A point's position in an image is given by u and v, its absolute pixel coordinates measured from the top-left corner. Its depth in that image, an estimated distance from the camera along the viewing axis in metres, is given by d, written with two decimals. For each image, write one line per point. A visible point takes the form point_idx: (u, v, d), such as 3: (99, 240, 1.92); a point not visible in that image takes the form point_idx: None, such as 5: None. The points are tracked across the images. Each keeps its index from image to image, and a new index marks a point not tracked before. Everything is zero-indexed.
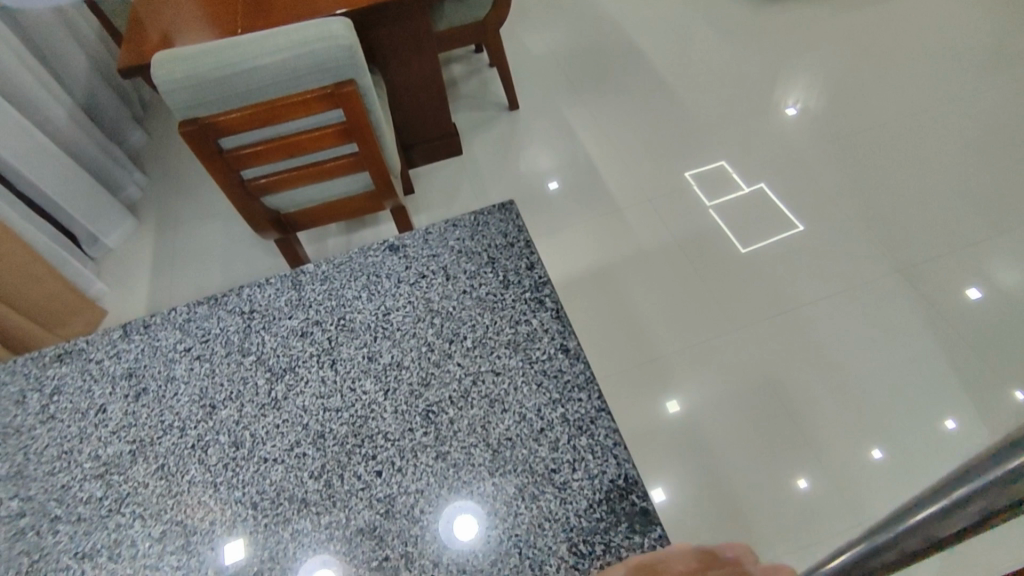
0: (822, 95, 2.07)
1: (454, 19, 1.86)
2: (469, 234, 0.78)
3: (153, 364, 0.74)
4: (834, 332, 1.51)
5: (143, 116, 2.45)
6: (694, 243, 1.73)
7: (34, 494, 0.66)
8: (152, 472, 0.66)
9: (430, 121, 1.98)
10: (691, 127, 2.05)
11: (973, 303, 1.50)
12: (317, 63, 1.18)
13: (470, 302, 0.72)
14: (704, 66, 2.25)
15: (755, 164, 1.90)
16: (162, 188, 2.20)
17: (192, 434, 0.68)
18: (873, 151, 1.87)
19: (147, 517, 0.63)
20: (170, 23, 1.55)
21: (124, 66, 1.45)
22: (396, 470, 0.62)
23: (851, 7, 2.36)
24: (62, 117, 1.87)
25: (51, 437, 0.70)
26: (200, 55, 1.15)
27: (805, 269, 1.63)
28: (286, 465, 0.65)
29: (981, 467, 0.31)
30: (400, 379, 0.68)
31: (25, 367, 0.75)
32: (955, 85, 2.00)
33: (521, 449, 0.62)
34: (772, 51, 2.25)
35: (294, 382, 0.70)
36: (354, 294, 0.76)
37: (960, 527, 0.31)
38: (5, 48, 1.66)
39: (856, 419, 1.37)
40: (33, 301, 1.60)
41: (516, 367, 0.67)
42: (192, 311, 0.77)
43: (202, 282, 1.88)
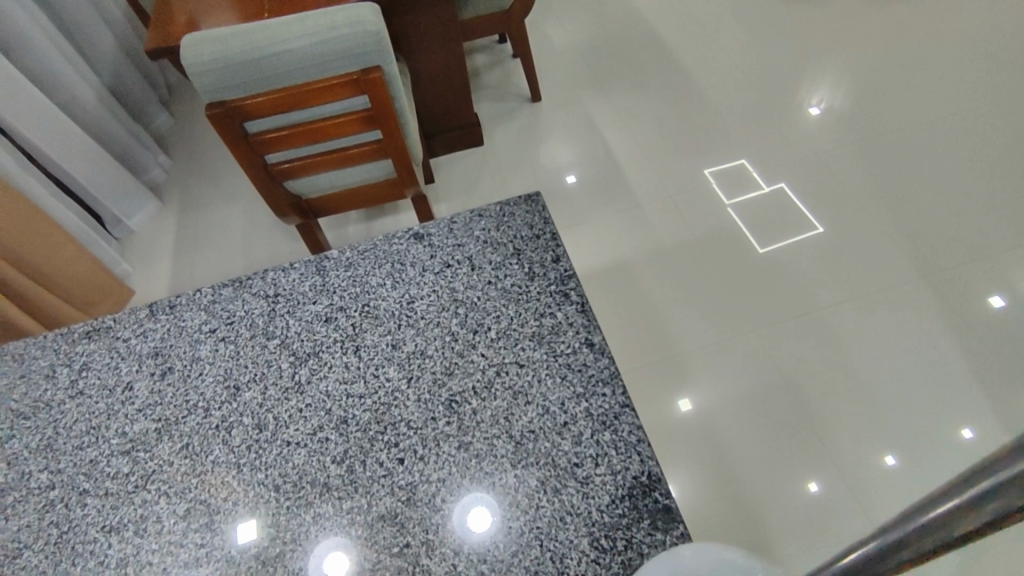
0: (848, 95, 2.03)
1: (480, 8, 1.84)
2: (494, 225, 0.78)
3: (178, 344, 0.75)
4: (853, 336, 1.49)
5: (168, 98, 2.47)
6: (713, 242, 1.72)
7: (63, 467, 0.67)
8: (177, 451, 0.67)
9: (451, 110, 1.97)
10: (714, 124, 2.02)
11: (996, 312, 1.47)
12: (344, 49, 1.18)
13: (494, 293, 0.72)
14: (728, 62, 2.22)
15: (777, 164, 1.87)
16: (184, 170, 2.22)
17: (216, 415, 0.69)
18: (899, 153, 1.83)
19: (172, 495, 0.64)
20: (197, 6, 1.55)
21: (152, 48, 1.46)
22: (418, 458, 0.63)
23: (880, 5, 2.31)
24: (89, 97, 1.89)
25: (79, 412, 0.71)
26: (227, 38, 1.15)
27: (826, 270, 1.61)
28: (309, 449, 0.65)
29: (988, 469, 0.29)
30: (423, 368, 0.69)
31: (55, 343, 0.77)
32: (985, 87, 1.96)
33: (543, 442, 0.62)
34: (798, 49, 2.21)
35: (318, 367, 0.71)
36: (378, 281, 0.76)
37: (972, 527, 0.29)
38: (35, 27, 1.68)
39: (873, 424, 1.35)
40: (67, 281, 1.65)
41: (540, 359, 0.67)
42: (217, 293, 0.78)
43: (223, 266, 1.90)
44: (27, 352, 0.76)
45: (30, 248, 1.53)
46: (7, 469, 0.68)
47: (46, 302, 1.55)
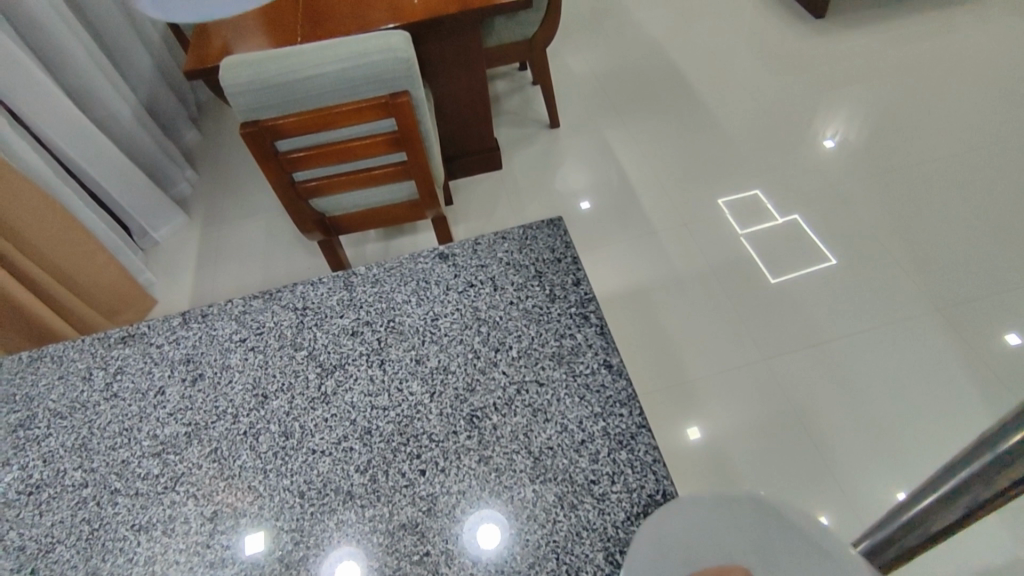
0: (863, 129, 2.06)
1: (503, 35, 1.91)
2: (517, 247, 0.80)
3: (209, 352, 0.77)
4: (866, 368, 1.49)
5: (197, 115, 2.55)
6: (726, 270, 1.73)
7: (96, 466, 0.70)
8: (206, 455, 0.69)
9: (472, 135, 2.02)
10: (729, 154, 2.05)
11: (1012, 348, 1.47)
12: (374, 74, 1.23)
13: (516, 313, 0.75)
14: (744, 94, 2.26)
15: (792, 196, 1.90)
16: (210, 185, 2.28)
17: (244, 422, 0.71)
18: (913, 188, 1.85)
19: (200, 497, 0.66)
20: (232, 30, 1.62)
21: (189, 69, 1.53)
22: (440, 471, 0.65)
23: (895, 42, 2.35)
24: (125, 113, 1.97)
25: (113, 414, 0.73)
26: (265, 62, 1.21)
27: (839, 303, 1.62)
28: (333, 457, 0.67)
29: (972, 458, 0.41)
30: (445, 383, 0.71)
31: (92, 346, 0.80)
32: (1001, 125, 1.98)
33: (561, 459, 0.64)
34: (813, 83, 2.24)
35: (344, 378, 0.73)
36: (403, 298, 0.78)
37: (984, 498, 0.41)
38: (78, 46, 1.76)
39: (887, 459, 1.35)
40: (93, 288, 1.69)
41: (560, 379, 0.69)
42: (248, 303, 0.81)
43: (244, 279, 1.95)
44: (66, 355, 0.79)
45: (59, 254, 1.58)
46: (44, 466, 0.71)
47: (74, 306, 1.60)
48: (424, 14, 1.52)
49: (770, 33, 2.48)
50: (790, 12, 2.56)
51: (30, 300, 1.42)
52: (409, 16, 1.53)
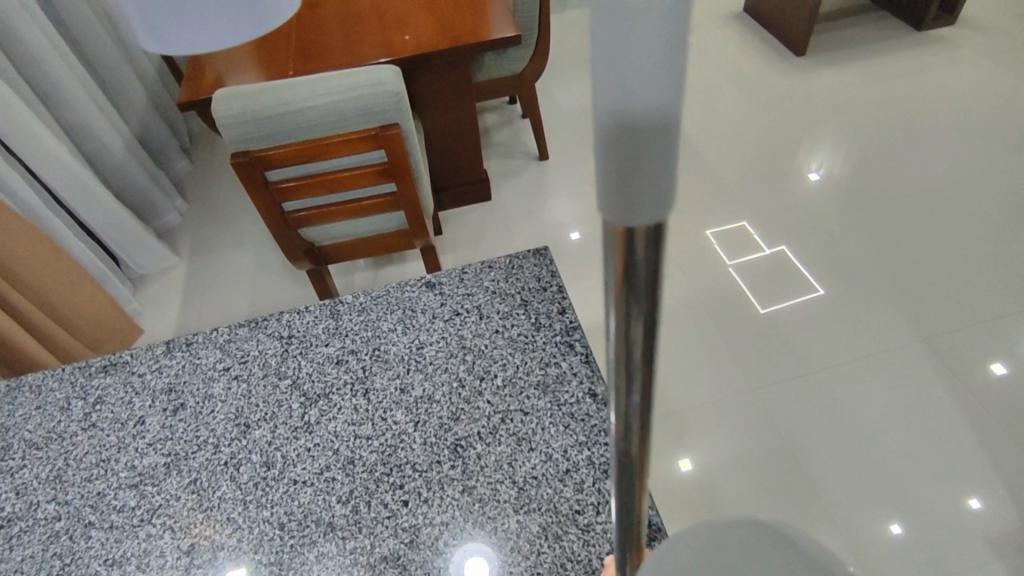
0: (845, 162, 2.11)
1: (493, 71, 1.96)
2: (503, 276, 0.81)
3: (192, 381, 0.76)
4: (854, 396, 1.50)
5: (190, 145, 2.56)
6: (715, 299, 1.75)
7: (71, 499, 0.68)
8: (185, 486, 0.68)
9: (462, 166, 2.05)
10: (718, 187, 2.09)
11: (999, 379, 1.49)
12: (365, 107, 1.25)
13: (502, 342, 0.75)
14: (731, 127, 2.32)
15: (778, 228, 1.93)
16: (200, 214, 2.27)
17: (225, 452, 0.70)
18: (896, 219, 1.89)
19: (176, 530, 0.65)
20: (224, 64, 1.66)
21: (181, 100, 1.55)
22: (422, 501, 0.64)
23: (874, 78, 2.43)
24: (116, 143, 1.98)
25: (91, 445, 0.72)
26: (257, 95, 1.23)
27: (826, 331, 1.63)
28: (315, 488, 0.66)
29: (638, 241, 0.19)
30: (430, 412, 0.70)
31: (71, 376, 0.78)
32: (980, 159, 2.05)
33: (546, 489, 0.63)
34: (797, 118, 2.31)
35: (327, 408, 0.72)
36: (390, 326, 0.78)
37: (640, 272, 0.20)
38: (73, 80, 1.79)
39: (880, 492, 1.34)
40: (82, 320, 1.66)
41: (544, 408, 0.69)
42: (233, 332, 0.80)
43: (232, 309, 1.94)
44: (45, 384, 0.78)
45: (48, 282, 1.57)
46: (17, 498, 0.69)
47: (62, 338, 1.57)
48: (414, 50, 1.56)
49: (755, 70, 2.56)
50: (772, 50, 2.66)
51: (17, 331, 1.39)
52: (399, 51, 1.56)
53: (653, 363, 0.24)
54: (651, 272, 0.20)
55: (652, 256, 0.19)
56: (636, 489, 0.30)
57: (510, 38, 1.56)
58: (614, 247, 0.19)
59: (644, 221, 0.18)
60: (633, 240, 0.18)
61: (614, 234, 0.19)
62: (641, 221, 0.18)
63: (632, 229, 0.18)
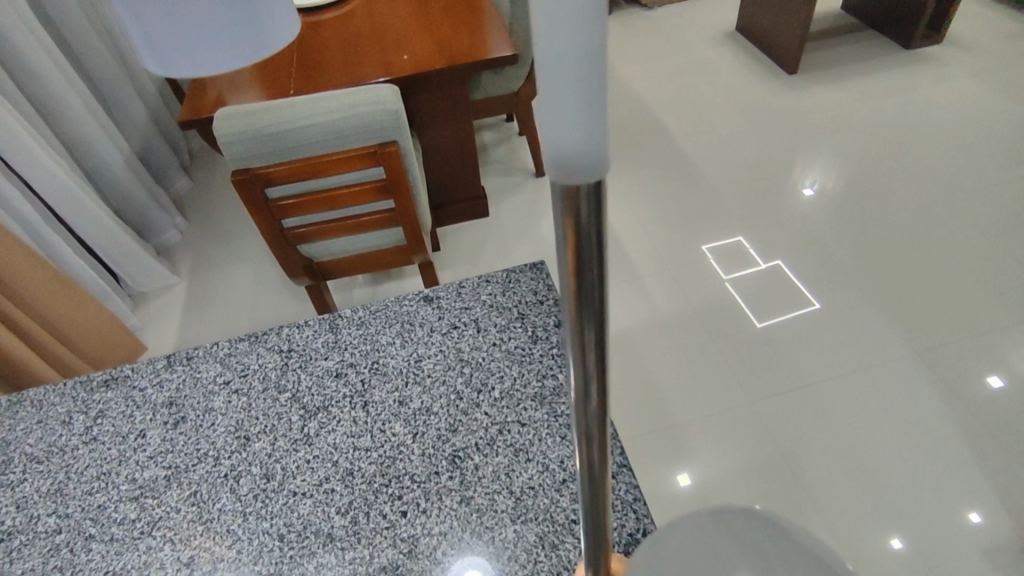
0: (838, 178, 2.14)
1: (489, 89, 2.00)
2: (500, 290, 0.82)
3: (193, 395, 0.77)
4: (850, 409, 1.51)
5: (190, 163, 2.59)
6: (711, 313, 1.77)
7: (71, 512, 0.69)
8: (185, 498, 0.68)
9: (459, 183, 2.08)
10: (713, 203, 2.12)
11: (995, 392, 1.50)
12: (365, 125, 1.27)
13: (499, 354, 0.76)
14: (726, 145, 2.35)
15: (773, 243, 1.95)
16: (200, 231, 2.29)
17: (226, 464, 0.71)
18: (890, 234, 1.92)
19: (176, 542, 0.66)
20: (226, 84, 1.69)
21: (182, 119, 1.57)
22: (421, 512, 0.65)
23: (865, 96, 2.48)
24: (118, 161, 2.01)
25: (92, 458, 0.73)
26: (258, 113, 1.25)
27: (822, 345, 1.65)
28: (314, 499, 0.67)
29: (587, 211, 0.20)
30: (428, 424, 0.71)
31: (73, 391, 0.79)
32: (970, 175, 2.08)
33: (542, 498, 0.64)
34: (790, 135, 2.35)
35: (327, 420, 0.73)
36: (388, 340, 0.79)
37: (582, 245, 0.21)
38: (76, 100, 1.83)
39: (879, 506, 1.34)
40: (84, 338, 1.67)
41: (541, 419, 0.70)
42: (233, 346, 0.81)
43: (231, 325, 1.94)
44: (46, 399, 0.79)
45: (50, 300, 1.58)
46: (17, 511, 0.70)
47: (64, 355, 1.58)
48: (412, 69, 1.59)
49: (749, 88, 2.61)
50: (764, 69, 2.71)
51: (19, 347, 1.40)
52: (398, 70, 1.60)
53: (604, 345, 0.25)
54: (598, 241, 0.21)
55: (595, 223, 0.20)
56: (600, 469, 0.31)
57: (506, 57, 1.60)
58: (561, 216, 0.20)
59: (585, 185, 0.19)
60: (577, 200, 0.19)
61: (562, 203, 0.20)
62: (584, 182, 0.19)
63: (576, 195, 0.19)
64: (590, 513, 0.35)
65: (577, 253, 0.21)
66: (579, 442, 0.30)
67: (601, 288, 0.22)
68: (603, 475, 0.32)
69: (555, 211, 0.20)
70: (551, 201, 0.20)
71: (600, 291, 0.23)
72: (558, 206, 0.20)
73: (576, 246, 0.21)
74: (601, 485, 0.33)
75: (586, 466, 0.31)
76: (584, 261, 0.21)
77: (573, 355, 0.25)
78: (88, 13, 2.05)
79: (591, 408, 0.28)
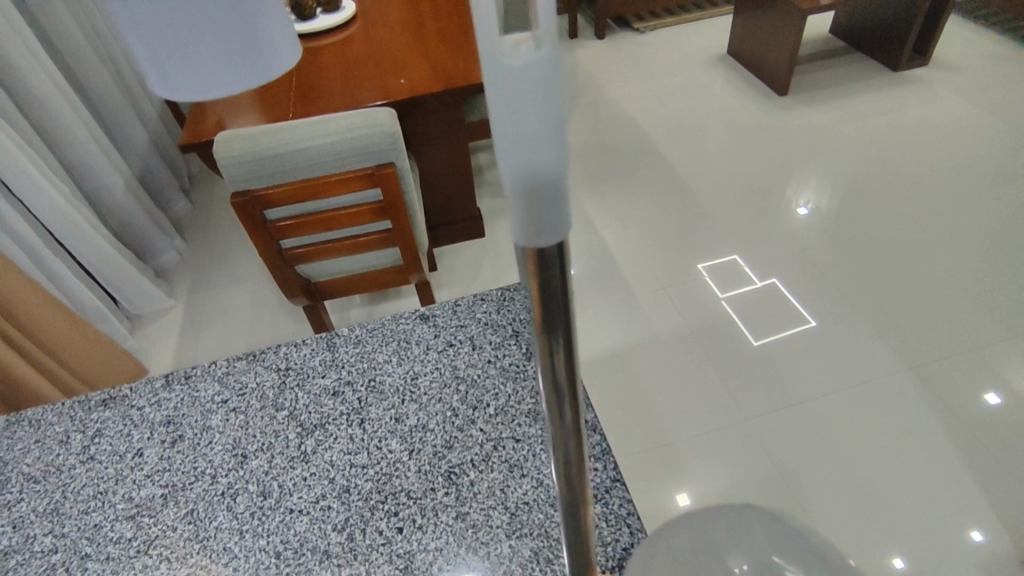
0: (831, 197, 2.17)
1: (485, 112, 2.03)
2: (495, 308, 0.84)
3: (191, 413, 0.77)
4: (846, 425, 1.51)
5: (189, 185, 2.61)
6: (707, 332, 1.78)
7: (67, 532, 0.69)
8: (182, 516, 0.69)
9: (455, 204, 2.10)
10: (708, 223, 2.15)
11: (992, 409, 1.50)
12: (362, 148, 1.30)
13: (493, 371, 0.77)
14: (720, 166, 2.38)
15: (768, 262, 1.97)
16: (198, 253, 2.30)
17: (223, 482, 0.71)
18: (883, 253, 1.94)
19: (172, 560, 0.66)
20: (226, 109, 1.72)
21: (183, 142, 1.59)
22: (417, 528, 0.66)
23: (854, 117, 2.52)
24: (118, 184, 2.03)
25: (89, 476, 0.73)
26: (257, 136, 1.27)
27: (818, 363, 1.66)
28: (311, 516, 0.68)
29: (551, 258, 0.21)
30: (424, 441, 0.72)
31: (71, 410, 0.80)
32: (961, 194, 2.11)
33: (537, 514, 0.65)
34: (783, 155, 2.38)
35: (324, 438, 0.73)
36: (385, 358, 0.80)
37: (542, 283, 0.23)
38: (78, 125, 1.86)
39: (878, 524, 1.34)
40: (84, 363, 1.66)
41: (536, 434, 0.71)
42: (231, 364, 0.82)
43: (228, 346, 1.95)
44: (44, 419, 0.79)
45: (49, 326, 1.57)
46: (14, 531, 0.70)
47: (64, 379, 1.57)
48: (409, 93, 1.62)
49: (741, 110, 2.66)
50: (756, 91, 2.76)
51: (21, 369, 1.40)
52: (395, 94, 1.63)
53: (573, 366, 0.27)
54: (562, 280, 0.23)
55: (558, 267, 0.22)
56: (577, 482, 0.33)
57: None
58: (526, 264, 0.22)
59: (547, 238, 0.20)
60: (542, 253, 0.21)
61: (526, 254, 0.21)
62: (548, 240, 0.21)
63: (540, 247, 0.21)
64: (571, 528, 0.36)
65: (543, 287, 0.23)
66: (556, 460, 0.32)
67: (568, 319, 0.25)
68: (581, 487, 0.33)
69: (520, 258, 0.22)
70: (516, 249, 0.21)
71: (565, 319, 0.25)
72: (522, 252, 0.22)
73: (540, 280, 0.22)
74: (579, 503, 0.34)
75: (565, 484, 0.33)
76: (549, 297, 0.23)
77: (546, 379, 0.27)
78: (91, 39, 2.09)
79: (567, 422, 0.29)
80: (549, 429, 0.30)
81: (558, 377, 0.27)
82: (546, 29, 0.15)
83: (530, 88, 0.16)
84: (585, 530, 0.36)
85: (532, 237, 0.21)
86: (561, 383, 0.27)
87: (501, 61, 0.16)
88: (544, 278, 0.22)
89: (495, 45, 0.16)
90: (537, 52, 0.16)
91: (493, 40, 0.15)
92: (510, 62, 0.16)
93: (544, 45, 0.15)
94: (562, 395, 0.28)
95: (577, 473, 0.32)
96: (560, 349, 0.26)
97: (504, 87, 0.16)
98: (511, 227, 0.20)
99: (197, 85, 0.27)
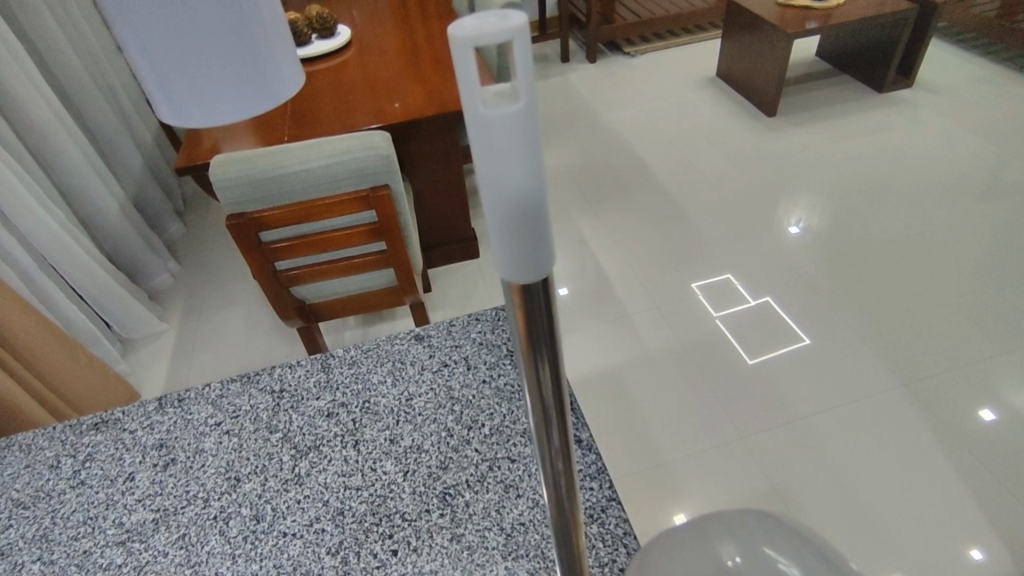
0: (821, 216, 2.20)
1: None
2: (489, 328, 0.84)
3: (183, 436, 0.77)
4: (841, 442, 1.51)
5: (184, 208, 2.62)
6: (702, 350, 1.79)
7: (56, 558, 0.68)
8: (173, 541, 0.68)
9: (450, 225, 2.12)
10: (702, 243, 2.16)
11: (987, 426, 1.51)
12: (357, 169, 1.31)
13: (488, 392, 0.77)
14: (711, 186, 2.41)
15: (762, 281, 1.98)
16: (192, 276, 2.30)
17: (215, 506, 0.70)
18: (874, 271, 1.96)
19: None
20: (222, 133, 1.73)
21: (180, 165, 1.61)
22: (411, 550, 0.65)
23: (842, 137, 2.57)
24: (113, 208, 2.04)
25: (79, 502, 0.72)
26: (253, 158, 1.28)
27: (813, 380, 1.66)
28: (305, 540, 0.67)
29: (536, 288, 0.23)
30: (419, 462, 0.72)
31: (62, 434, 0.79)
32: (949, 212, 2.14)
33: (533, 535, 0.65)
34: (773, 175, 2.42)
35: (318, 460, 0.73)
36: (379, 378, 0.80)
37: (529, 313, 0.24)
38: (73, 150, 1.87)
39: (876, 542, 1.33)
40: (77, 389, 1.64)
41: (530, 455, 0.71)
42: (225, 387, 0.82)
43: (221, 369, 1.94)
44: (34, 443, 0.78)
45: (44, 352, 1.56)
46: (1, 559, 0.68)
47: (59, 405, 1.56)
48: (404, 116, 1.64)
49: (731, 131, 2.70)
50: (746, 112, 2.81)
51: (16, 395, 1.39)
52: (390, 117, 1.65)
53: (560, 391, 0.28)
54: (545, 310, 0.24)
55: (542, 296, 0.23)
56: (568, 504, 0.33)
57: None
58: (511, 293, 0.24)
59: (534, 275, 0.22)
60: (526, 288, 0.23)
61: (513, 288, 0.23)
62: (532, 276, 0.22)
63: (527, 282, 0.22)
64: (563, 551, 0.36)
65: (528, 316, 0.24)
66: (547, 483, 0.32)
67: (554, 341, 0.26)
68: (571, 509, 0.34)
69: (508, 295, 0.24)
70: (502, 284, 0.23)
71: (550, 344, 0.26)
72: (507, 285, 0.23)
73: (524, 308, 0.24)
74: (573, 525, 0.35)
75: (556, 504, 0.33)
76: (534, 325, 0.25)
77: (534, 404, 0.28)
78: (88, 65, 2.12)
79: (555, 444, 0.30)
80: (535, 450, 0.31)
81: (546, 399, 0.28)
82: (523, 82, 0.18)
83: (512, 134, 0.18)
84: (576, 553, 0.36)
85: (524, 273, 0.22)
86: (548, 405, 0.28)
87: (484, 109, 0.18)
88: (532, 307, 0.24)
89: (478, 96, 0.18)
90: (516, 102, 0.18)
91: (476, 91, 0.18)
92: (493, 111, 0.18)
93: (522, 95, 0.18)
94: (551, 417, 0.29)
95: (567, 495, 0.33)
96: (547, 376, 0.27)
97: (488, 133, 0.19)
98: (496, 260, 0.22)
99: (201, 112, 0.31)
